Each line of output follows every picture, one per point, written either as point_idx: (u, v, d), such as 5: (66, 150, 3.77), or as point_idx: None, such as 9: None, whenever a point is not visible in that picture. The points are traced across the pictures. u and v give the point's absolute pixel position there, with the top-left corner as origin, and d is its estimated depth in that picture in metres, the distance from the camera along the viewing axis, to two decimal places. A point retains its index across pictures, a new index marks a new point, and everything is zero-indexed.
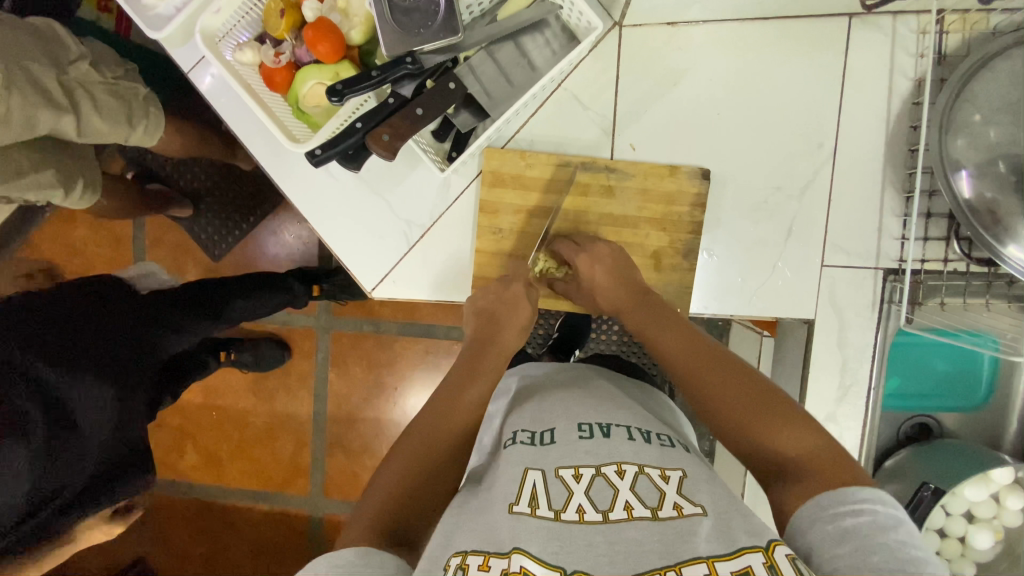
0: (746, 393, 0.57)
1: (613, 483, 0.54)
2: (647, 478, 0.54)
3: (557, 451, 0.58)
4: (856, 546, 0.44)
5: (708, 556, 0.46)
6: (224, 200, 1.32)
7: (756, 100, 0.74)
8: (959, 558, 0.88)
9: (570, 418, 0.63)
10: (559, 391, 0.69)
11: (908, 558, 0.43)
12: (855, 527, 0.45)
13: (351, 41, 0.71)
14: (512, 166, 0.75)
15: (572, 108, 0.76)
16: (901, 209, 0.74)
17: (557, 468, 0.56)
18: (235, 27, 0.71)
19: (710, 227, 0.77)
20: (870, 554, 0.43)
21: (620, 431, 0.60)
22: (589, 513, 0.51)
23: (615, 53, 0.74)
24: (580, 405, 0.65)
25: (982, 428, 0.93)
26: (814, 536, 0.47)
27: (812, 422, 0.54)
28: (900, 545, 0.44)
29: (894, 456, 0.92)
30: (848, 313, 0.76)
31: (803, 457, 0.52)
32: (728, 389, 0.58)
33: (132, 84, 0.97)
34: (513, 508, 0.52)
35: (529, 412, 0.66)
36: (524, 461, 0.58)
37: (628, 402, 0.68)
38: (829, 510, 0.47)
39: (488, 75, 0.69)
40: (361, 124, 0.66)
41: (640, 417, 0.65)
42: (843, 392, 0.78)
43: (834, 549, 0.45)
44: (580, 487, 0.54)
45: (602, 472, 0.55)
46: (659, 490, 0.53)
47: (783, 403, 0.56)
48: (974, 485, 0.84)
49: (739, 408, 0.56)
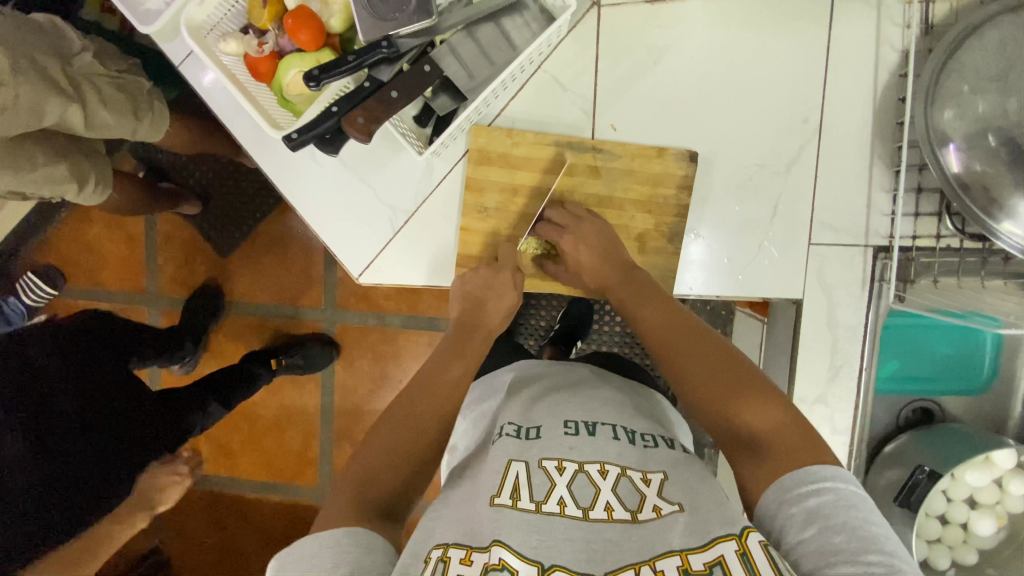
0: (722, 367, 0.56)
1: (594, 482, 0.54)
2: (630, 481, 0.54)
3: (542, 445, 0.58)
4: (820, 526, 0.44)
5: (682, 550, 0.46)
6: (228, 195, 1.35)
7: (740, 77, 0.73)
8: (961, 545, 0.85)
9: (555, 415, 0.63)
10: (550, 391, 0.69)
11: (871, 537, 0.43)
12: (818, 508, 0.45)
13: (332, 29, 0.72)
14: (498, 144, 0.75)
15: (553, 89, 0.76)
16: (890, 183, 0.73)
17: (540, 459, 0.56)
18: (221, 19, 0.73)
19: (697, 208, 0.76)
20: (834, 534, 0.43)
21: (605, 430, 0.60)
22: (569, 506, 0.52)
23: (595, 33, 0.74)
24: (567, 404, 0.65)
25: (988, 411, 0.90)
26: (780, 519, 0.46)
27: (781, 398, 0.53)
28: (862, 523, 0.43)
29: (894, 440, 0.89)
30: (837, 292, 0.75)
31: (770, 432, 0.51)
32: (702, 363, 0.57)
33: (137, 78, 1.00)
34: (494, 500, 0.53)
35: (519, 408, 0.66)
36: (509, 452, 0.58)
37: (614, 399, 0.68)
38: (794, 492, 0.47)
39: (468, 55, 0.69)
40: (337, 107, 0.67)
41: (623, 414, 0.65)
42: (833, 372, 0.76)
43: (798, 533, 0.45)
44: (562, 479, 0.54)
45: (585, 469, 0.55)
46: (640, 493, 0.53)
47: (754, 378, 0.55)
48: (976, 470, 0.82)
49: (708, 382, 0.56)
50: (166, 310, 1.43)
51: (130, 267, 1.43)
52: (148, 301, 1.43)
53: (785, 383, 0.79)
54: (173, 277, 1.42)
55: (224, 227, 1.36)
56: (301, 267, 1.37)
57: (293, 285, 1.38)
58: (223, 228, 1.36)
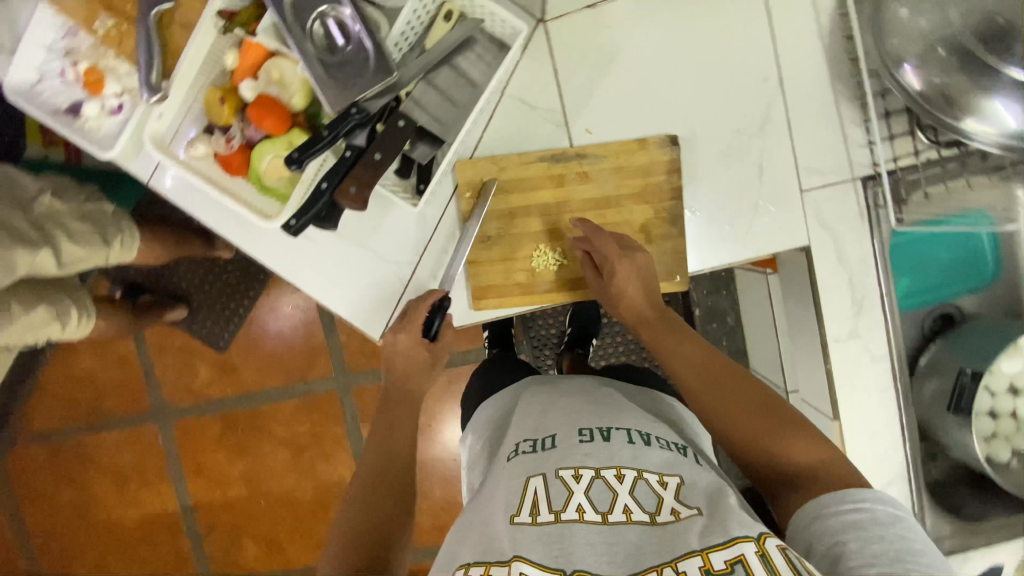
0: (765, 411, 0.60)
1: (612, 485, 0.57)
2: (646, 483, 0.57)
3: (556, 454, 0.61)
4: (857, 536, 0.48)
5: (702, 549, 0.48)
6: (212, 291, 1.33)
7: (691, 54, 0.76)
8: (1016, 433, 0.88)
9: (570, 423, 0.66)
10: (556, 401, 0.71)
11: (909, 549, 0.46)
12: (856, 521, 0.49)
13: (295, 108, 0.72)
14: (486, 174, 0.76)
15: (521, 110, 0.77)
16: (860, 115, 0.76)
17: (557, 469, 0.59)
18: (181, 126, 0.73)
19: (688, 185, 0.77)
20: (872, 543, 0.47)
21: (620, 435, 0.63)
22: (588, 512, 0.55)
23: (548, 47, 0.76)
24: (580, 413, 0.67)
25: (1001, 300, 0.93)
26: (816, 529, 0.51)
27: (825, 439, 0.58)
28: (900, 537, 0.47)
29: (925, 352, 0.91)
30: (840, 229, 0.77)
31: (812, 467, 0.56)
32: (744, 407, 0.61)
33: (99, 204, 0.98)
34: (515, 519, 0.55)
35: (530, 421, 0.69)
36: (526, 470, 0.60)
37: (632, 407, 0.70)
38: (832, 507, 0.51)
39: (433, 102, 0.70)
40: (326, 184, 0.69)
41: (641, 420, 0.67)
42: (858, 305, 0.78)
43: (835, 538, 0.49)
44: (579, 487, 0.57)
45: (601, 474, 0.58)
46: (657, 496, 0.56)
47: (794, 417, 0.60)
48: (1011, 359, 0.85)
49: (756, 422, 0.60)
50: (178, 422, 1.39)
51: (130, 387, 1.39)
52: (157, 418, 1.39)
53: (816, 327, 0.80)
54: (176, 386, 1.39)
55: (211, 321, 1.34)
56: (306, 345, 1.36)
57: (299, 361, 1.36)
58: (210, 322, 1.34)
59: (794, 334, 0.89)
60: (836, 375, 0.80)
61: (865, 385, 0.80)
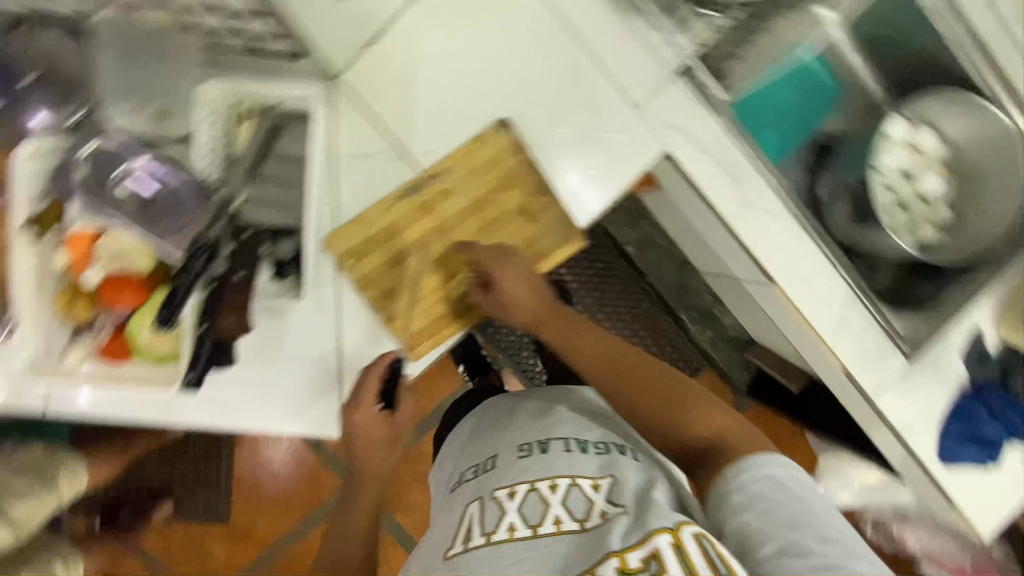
0: (673, 391, 0.67)
1: (544, 496, 0.61)
2: (578, 491, 0.61)
3: (495, 476, 0.67)
4: (762, 510, 0.52)
5: (619, 550, 0.52)
6: (187, 471, 1.24)
7: (482, 40, 0.78)
8: (931, 210, 0.94)
9: (512, 441, 0.71)
10: (505, 425, 0.75)
11: (802, 518, 0.51)
12: (756, 496, 0.53)
13: (146, 270, 0.71)
14: (358, 235, 0.75)
15: (360, 162, 0.77)
16: (650, 22, 0.80)
17: (493, 491, 0.65)
18: (47, 343, 0.69)
19: (541, 152, 0.80)
20: (773, 516, 0.51)
21: (557, 445, 0.67)
22: (518, 528, 0.59)
23: (352, 95, 0.76)
24: (525, 429, 0.72)
25: (860, 109, 0.97)
26: (723, 508, 0.54)
27: (725, 407, 0.65)
28: (795, 504, 0.52)
29: (821, 185, 0.94)
30: (684, 124, 0.81)
31: (715, 434, 0.61)
32: (653, 386, 0.67)
33: (31, 446, 0.90)
34: (449, 552, 0.62)
35: (490, 445, 0.73)
36: (474, 492, 0.67)
37: (570, 416, 0.73)
38: (738, 482, 0.54)
39: (271, 197, 0.73)
40: (207, 323, 0.70)
41: (579, 426, 0.71)
42: (735, 179, 0.83)
43: (739, 517, 0.52)
44: (512, 505, 0.62)
45: (535, 488, 0.62)
46: (587, 501, 0.60)
47: (697, 394, 0.66)
48: (892, 152, 0.93)
49: (665, 403, 0.65)
50: None
51: None
52: None
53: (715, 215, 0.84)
54: None
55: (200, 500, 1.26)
56: (304, 474, 1.32)
57: (303, 492, 1.31)
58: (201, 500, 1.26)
59: (705, 229, 0.93)
60: (752, 247, 0.83)
61: (775, 244, 0.84)
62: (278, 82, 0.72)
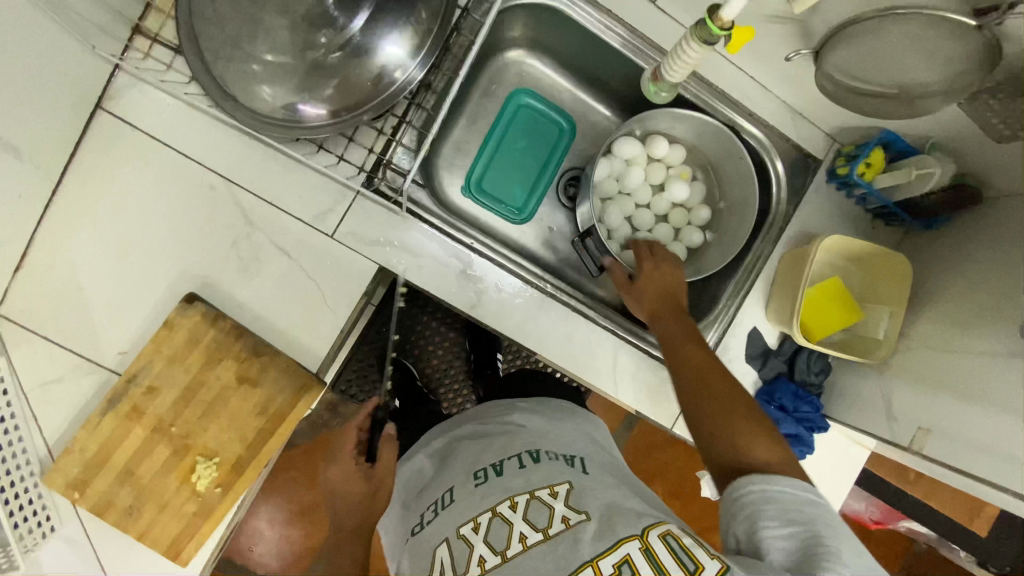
0: (754, 443, 0.52)
1: (507, 518, 0.55)
2: (538, 501, 0.55)
3: (456, 510, 0.58)
4: (789, 515, 0.45)
5: (593, 559, 0.48)
6: None
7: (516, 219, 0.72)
8: None
9: (465, 467, 0.63)
10: (448, 454, 0.69)
11: (821, 533, 0.44)
12: (777, 500, 0.47)
13: None
14: (313, 339, 0.75)
15: (347, 273, 0.75)
16: None
17: (458, 529, 0.56)
18: None
19: None
20: (796, 523, 0.45)
21: (511, 463, 0.60)
22: (489, 560, 0.53)
23: (368, 210, 0.75)
24: (476, 451, 0.65)
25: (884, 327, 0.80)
26: (733, 510, 0.49)
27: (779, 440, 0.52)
28: (816, 518, 0.45)
29: (812, 410, 0.82)
30: None
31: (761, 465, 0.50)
32: (743, 433, 0.53)
33: None
34: None
35: (438, 477, 0.66)
36: (436, 536, 0.58)
37: (534, 426, 0.68)
38: (766, 485, 0.48)
39: (251, 282, 0.73)
40: None
41: (536, 436, 0.65)
42: None
43: (763, 529, 0.46)
44: (478, 536, 0.54)
45: (497, 512, 0.55)
46: (548, 509, 0.54)
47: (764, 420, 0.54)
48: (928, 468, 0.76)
49: (761, 451, 0.51)
50: None
51: None
52: None
53: None
54: None
55: None
56: None
57: None
58: None
59: None
60: None
61: None
62: (308, 180, 0.74)
